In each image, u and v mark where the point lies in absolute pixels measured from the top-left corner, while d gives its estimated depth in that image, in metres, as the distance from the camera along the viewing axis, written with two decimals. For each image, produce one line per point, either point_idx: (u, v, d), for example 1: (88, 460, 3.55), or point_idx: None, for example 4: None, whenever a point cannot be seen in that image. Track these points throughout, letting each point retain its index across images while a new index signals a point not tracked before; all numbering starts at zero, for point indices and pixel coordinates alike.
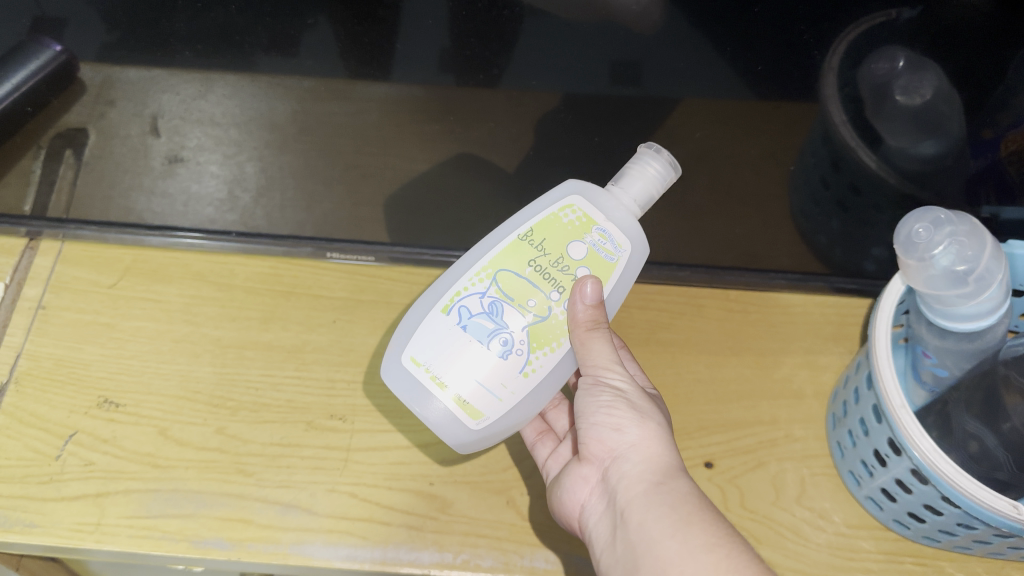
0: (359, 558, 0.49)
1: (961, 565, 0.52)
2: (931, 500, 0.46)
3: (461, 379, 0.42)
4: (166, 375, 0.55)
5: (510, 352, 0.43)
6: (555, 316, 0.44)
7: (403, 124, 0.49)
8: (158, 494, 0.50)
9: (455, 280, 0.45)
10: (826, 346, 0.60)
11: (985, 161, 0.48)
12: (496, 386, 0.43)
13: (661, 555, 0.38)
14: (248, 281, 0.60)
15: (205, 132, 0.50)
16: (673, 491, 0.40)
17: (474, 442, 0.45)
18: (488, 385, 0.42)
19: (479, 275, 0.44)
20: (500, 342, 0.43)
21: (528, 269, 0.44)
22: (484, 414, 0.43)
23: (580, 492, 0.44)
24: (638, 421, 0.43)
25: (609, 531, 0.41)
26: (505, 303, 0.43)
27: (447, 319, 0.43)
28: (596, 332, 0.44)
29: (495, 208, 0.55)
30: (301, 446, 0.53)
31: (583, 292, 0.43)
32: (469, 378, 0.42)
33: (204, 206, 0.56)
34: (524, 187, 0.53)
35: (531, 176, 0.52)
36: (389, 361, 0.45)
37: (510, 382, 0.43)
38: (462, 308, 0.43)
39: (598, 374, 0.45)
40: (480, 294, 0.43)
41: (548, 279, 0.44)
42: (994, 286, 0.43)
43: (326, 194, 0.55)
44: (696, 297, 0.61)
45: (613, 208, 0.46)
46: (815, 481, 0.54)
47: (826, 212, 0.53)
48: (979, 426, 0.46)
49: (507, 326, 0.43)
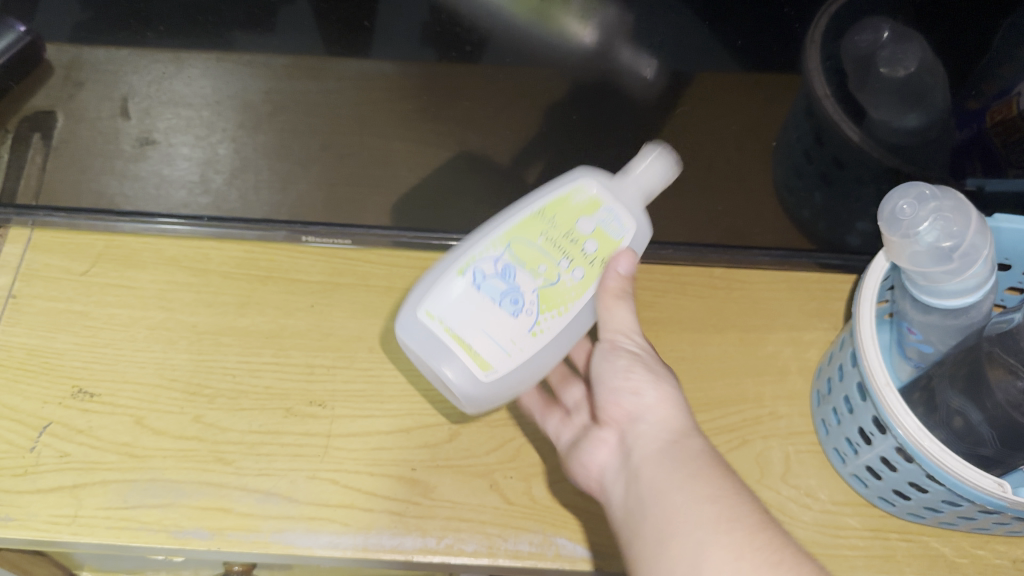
0: (341, 545, 0.49)
1: (946, 540, 0.52)
2: (917, 477, 0.46)
3: (478, 329, 0.43)
4: (142, 363, 0.54)
5: (521, 311, 0.44)
6: (565, 281, 0.45)
7: (378, 103, 0.48)
8: (136, 485, 0.49)
9: (469, 245, 0.45)
10: (810, 322, 0.60)
11: (971, 131, 0.48)
12: (512, 333, 0.43)
13: (669, 507, 0.37)
14: (223, 266, 0.58)
15: (177, 113, 0.49)
16: (685, 451, 0.40)
17: (484, 404, 0.44)
18: (503, 331, 0.43)
19: (492, 242, 0.45)
20: (512, 301, 0.44)
21: (539, 238, 0.45)
22: (497, 364, 0.43)
23: (598, 455, 0.44)
24: (654, 382, 0.44)
25: (621, 493, 0.41)
26: (517, 267, 0.44)
27: (461, 279, 0.44)
28: (622, 300, 0.45)
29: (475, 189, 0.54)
30: (280, 434, 0.52)
31: (616, 262, 0.45)
32: (483, 332, 0.43)
33: (176, 189, 0.55)
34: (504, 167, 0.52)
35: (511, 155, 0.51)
36: (402, 320, 0.44)
37: (528, 333, 0.44)
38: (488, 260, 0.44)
39: (615, 337, 0.46)
40: (493, 258, 0.44)
41: (558, 250, 0.45)
42: (980, 263, 0.42)
43: (302, 173, 0.54)
44: (680, 275, 0.61)
45: (620, 193, 0.46)
46: (800, 458, 0.54)
47: (810, 185, 0.52)
48: (964, 402, 0.46)
49: (518, 288, 0.44)
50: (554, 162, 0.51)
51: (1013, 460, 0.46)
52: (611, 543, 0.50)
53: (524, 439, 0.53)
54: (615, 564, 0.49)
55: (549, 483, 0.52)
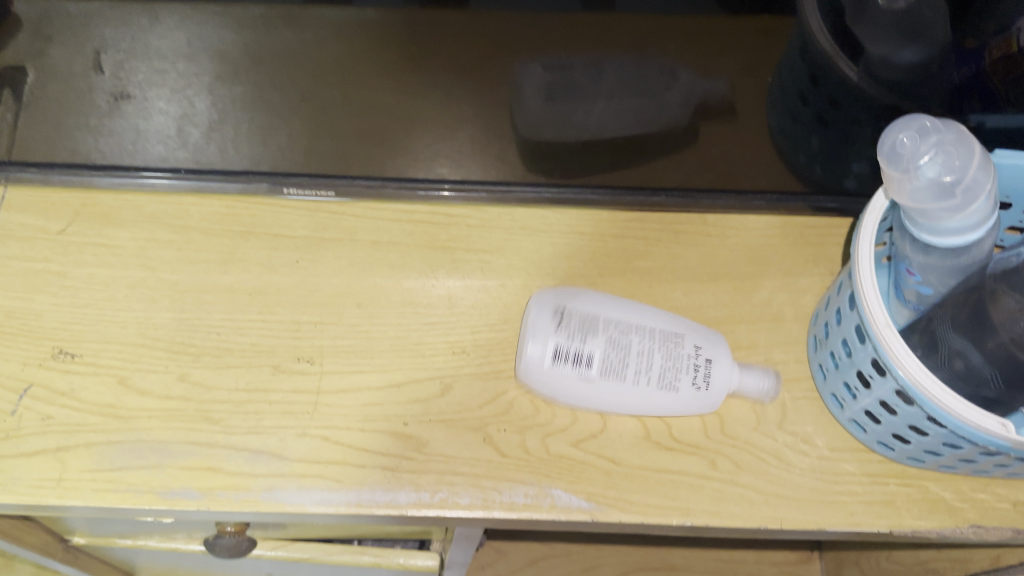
0: (333, 501, 0.48)
1: (946, 484, 0.51)
2: (917, 420, 0.45)
3: (575, 332, 0.50)
4: (123, 323, 0.53)
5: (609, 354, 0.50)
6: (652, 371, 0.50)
7: (362, 52, 0.46)
8: (121, 446, 0.48)
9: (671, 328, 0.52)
10: (807, 268, 0.59)
11: (970, 70, 0.47)
12: (603, 361, 0.50)
13: None
14: (204, 222, 0.57)
15: (151, 66, 0.47)
16: None
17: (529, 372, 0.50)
18: (605, 356, 0.50)
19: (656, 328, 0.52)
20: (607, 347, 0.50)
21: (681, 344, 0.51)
22: (549, 361, 0.49)
23: None
24: None
25: None
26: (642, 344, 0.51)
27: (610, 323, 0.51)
28: None
29: (464, 138, 0.52)
30: (268, 391, 0.51)
31: None
32: (549, 357, 0.50)
33: (154, 143, 0.53)
34: (493, 116, 0.50)
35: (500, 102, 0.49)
36: (538, 301, 0.52)
37: (609, 369, 0.50)
38: (617, 325, 0.51)
39: None
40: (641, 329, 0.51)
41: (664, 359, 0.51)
42: (982, 198, 0.41)
43: (283, 126, 0.52)
44: (673, 223, 0.59)
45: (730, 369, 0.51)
46: (796, 405, 0.53)
47: (806, 127, 0.51)
48: (965, 343, 0.44)
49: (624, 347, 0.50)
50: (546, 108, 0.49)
51: (1015, 400, 0.45)
52: (607, 493, 0.49)
53: (516, 392, 0.52)
54: (611, 515, 0.48)
55: (544, 435, 0.51)
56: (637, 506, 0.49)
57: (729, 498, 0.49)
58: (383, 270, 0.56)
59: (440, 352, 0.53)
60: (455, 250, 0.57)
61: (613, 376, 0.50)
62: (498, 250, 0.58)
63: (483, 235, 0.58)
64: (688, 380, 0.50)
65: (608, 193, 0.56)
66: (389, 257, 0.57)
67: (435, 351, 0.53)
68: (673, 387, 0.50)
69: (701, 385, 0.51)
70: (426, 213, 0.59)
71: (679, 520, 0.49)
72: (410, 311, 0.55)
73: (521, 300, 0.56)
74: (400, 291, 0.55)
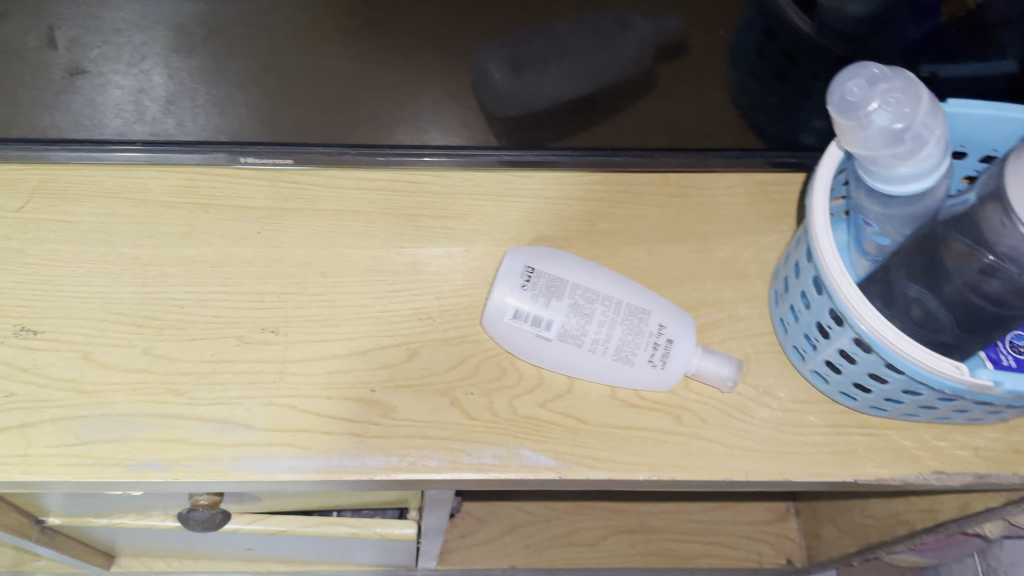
0: (301, 468, 0.48)
1: (908, 433, 0.52)
2: (875, 368, 0.46)
3: (540, 294, 0.50)
4: (85, 298, 0.52)
5: (570, 327, 0.50)
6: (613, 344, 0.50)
7: (320, 20, 0.45)
8: (87, 420, 0.48)
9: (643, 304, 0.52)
10: (768, 225, 0.59)
11: (926, 27, 0.47)
12: (564, 325, 0.50)
13: None
14: (163, 195, 0.57)
15: (106, 39, 0.46)
16: None
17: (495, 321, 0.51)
18: (566, 322, 0.50)
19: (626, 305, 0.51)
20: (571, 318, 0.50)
21: (648, 326, 0.51)
22: (512, 314, 0.50)
23: None
24: None
25: None
26: (610, 318, 0.51)
27: (581, 295, 0.51)
28: None
29: (427, 105, 0.52)
30: (232, 361, 0.51)
31: None
32: (511, 310, 0.50)
33: (111, 117, 0.52)
34: (455, 82, 0.50)
35: (464, 67, 0.48)
36: (516, 252, 0.52)
37: (569, 335, 0.50)
38: (583, 291, 0.51)
39: None
40: (612, 304, 0.51)
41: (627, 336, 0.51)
42: (931, 144, 0.41)
43: (240, 97, 0.51)
44: (635, 184, 0.60)
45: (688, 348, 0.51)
46: (759, 359, 0.54)
47: (764, 83, 0.51)
48: (921, 289, 0.45)
49: (590, 319, 0.50)
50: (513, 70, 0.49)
51: (971, 345, 0.45)
52: (574, 451, 0.50)
53: (483, 355, 0.53)
54: (579, 472, 0.49)
55: (511, 397, 0.51)
56: (604, 463, 0.49)
57: (694, 452, 0.50)
58: (347, 239, 0.56)
59: (405, 318, 0.53)
60: (419, 217, 0.58)
61: (571, 343, 0.50)
62: (461, 217, 0.58)
63: (446, 202, 0.59)
64: (643, 355, 0.51)
65: (570, 154, 0.56)
66: (352, 225, 0.57)
67: (400, 317, 0.53)
68: (628, 360, 0.50)
69: (656, 362, 0.51)
70: (389, 180, 0.59)
71: (646, 475, 0.49)
72: (374, 279, 0.55)
73: (485, 265, 0.56)
74: (364, 259, 0.55)
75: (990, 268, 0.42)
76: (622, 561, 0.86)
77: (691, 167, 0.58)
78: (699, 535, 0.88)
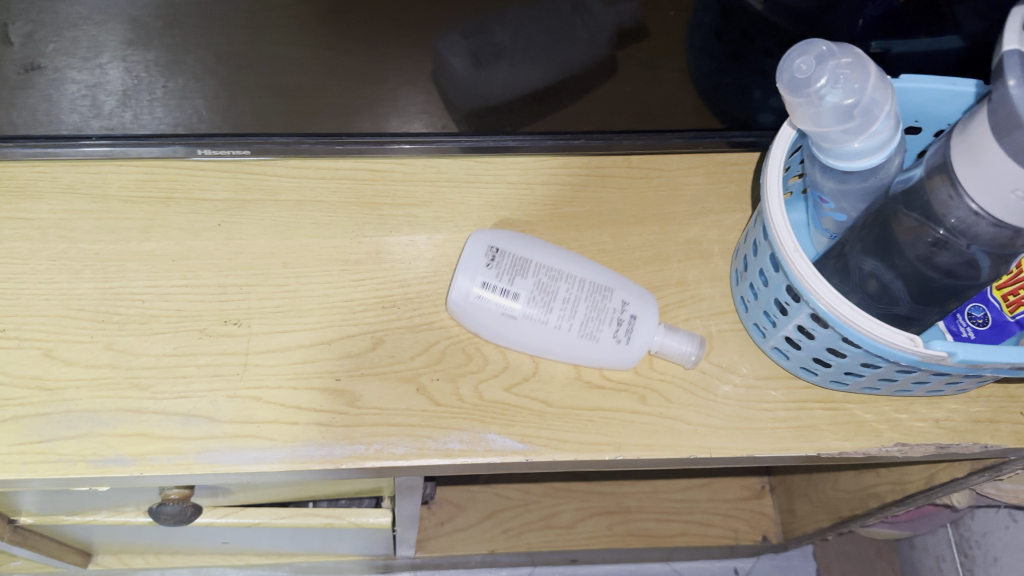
0: (267, 459, 0.48)
1: (870, 407, 0.52)
2: (833, 342, 0.46)
3: (504, 273, 0.50)
4: (46, 295, 0.52)
5: (535, 303, 0.50)
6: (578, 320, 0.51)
7: (280, 8, 0.43)
8: (50, 418, 0.48)
9: (606, 281, 0.52)
10: (729, 204, 0.59)
11: (882, 5, 0.47)
12: (530, 302, 0.50)
13: None
14: (123, 190, 0.57)
15: (59, 35, 0.45)
16: None
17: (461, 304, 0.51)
18: (531, 297, 0.50)
19: (590, 283, 0.52)
20: (535, 296, 0.50)
21: (611, 301, 0.51)
22: (477, 296, 0.50)
23: None
24: None
25: None
26: (574, 295, 0.51)
27: (546, 272, 0.51)
28: None
29: (390, 96, 0.51)
30: (195, 355, 0.51)
31: None
32: (476, 292, 0.50)
33: (68, 113, 0.51)
34: (418, 71, 0.49)
35: (430, 57, 0.48)
36: (480, 236, 0.52)
37: (535, 311, 0.50)
38: (547, 270, 0.51)
39: None
40: (575, 281, 0.51)
41: (592, 314, 0.51)
42: (881, 118, 0.42)
43: (197, 88, 0.49)
44: (597, 167, 0.60)
45: (652, 326, 0.52)
46: (722, 337, 0.54)
47: (721, 64, 0.51)
48: (876, 264, 0.46)
49: (553, 296, 0.51)
50: (477, 57, 0.48)
51: (928, 316, 0.46)
52: (541, 433, 0.50)
53: (448, 341, 0.53)
54: (545, 455, 0.49)
55: (477, 382, 0.52)
56: (570, 445, 0.50)
57: (659, 431, 0.51)
58: (309, 230, 0.56)
59: (369, 306, 0.54)
60: (382, 205, 0.58)
61: (536, 319, 0.50)
62: (424, 204, 0.58)
63: (408, 189, 0.59)
64: (609, 331, 0.51)
65: (530, 139, 0.56)
66: (314, 215, 0.57)
67: (364, 306, 0.54)
68: (593, 336, 0.51)
69: (621, 338, 0.51)
70: (350, 169, 0.59)
71: (612, 455, 0.49)
72: (338, 268, 0.55)
73: (449, 251, 0.56)
74: (327, 249, 0.55)
75: (941, 241, 0.42)
76: (600, 542, 0.88)
77: (651, 149, 0.58)
78: (675, 514, 0.90)
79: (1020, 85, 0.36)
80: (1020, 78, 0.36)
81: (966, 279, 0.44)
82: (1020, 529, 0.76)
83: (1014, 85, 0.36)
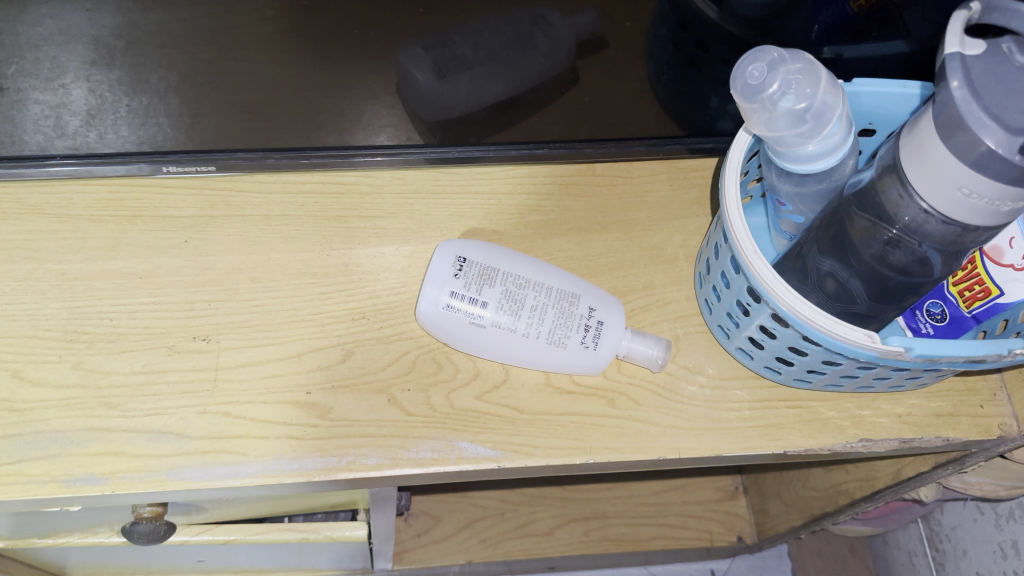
0: (239, 475, 0.48)
1: (834, 404, 0.53)
2: (794, 341, 0.47)
3: (473, 282, 0.51)
4: (11, 317, 0.52)
5: (504, 312, 0.51)
6: (547, 326, 0.51)
7: (242, 27, 0.44)
8: (19, 439, 0.48)
9: (574, 287, 0.53)
10: (692, 209, 0.61)
11: (835, 11, 0.48)
12: (498, 311, 0.51)
13: None
14: (89, 209, 0.56)
15: (18, 58, 0.44)
16: None
17: (432, 317, 0.51)
18: (500, 306, 0.51)
19: (558, 291, 0.52)
20: (504, 305, 0.51)
21: (580, 308, 0.52)
22: (446, 306, 0.51)
23: None
24: None
25: None
26: (542, 302, 0.52)
27: (514, 281, 0.52)
28: None
29: (353, 108, 0.51)
30: (164, 372, 0.51)
31: None
32: (445, 301, 0.51)
33: (31, 134, 0.51)
34: (381, 86, 0.49)
35: (392, 70, 0.48)
36: (450, 244, 0.52)
37: (503, 319, 0.51)
38: (514, 278, 0.52)
39: None
40: (543, 289, 0.52)
41: (561, 321, 0.52)
42: (833, 121, 0.43)
43: (161, 106, 0.49)
44: (563, 176, 0.61)
45: (619, 330, 0.52)
46: (688, 339, 0.55)
47: (679, 73, 0.52)
48: (833, 264, 0.47)
49: (523, 304, 0.51)
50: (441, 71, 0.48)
51: (885, 312, 0.48)
52: (512, 440, 0.50)
53: (419, 351, 0.53)
54: (517, 460, 0.50)
55: (448, 391, 0.52)
56: (541, 450, 0.50)
57: (629, 434, 0.51)
58: (277, 245, 0.56)
59: (340, 318, 0.54)
60: (349, 218, 0.58)
61: (505, 327, 0.51)
62: (391, 215, 0.58)
63: (376, 202, 0.59)
64: (576, 338, 0.52)
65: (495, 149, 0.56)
66: (281, 230, 0.57)
67: (334, 318, 0.54)
68: (561, 343, 0.51)
69: (589, 344, 0.52)
70: (317, 183, 0.59)
71: (583, 459, 0.50)
72: (306, 282, 0.55)
73: (417, 262, 0.57)
74: (295, 263, 0.56)
75: (894, 240, 0.44)
76: (577, 548, 0.89)
77: (614, 157, 0.59)
78: (650, 518, 0.91)
79: (963, 86, 0.37)
80: (961, 80, 0.37)
81: (920, 276, 0.45)
82: (987, 521, 0.77)
83: (957, 86, 0.37)
